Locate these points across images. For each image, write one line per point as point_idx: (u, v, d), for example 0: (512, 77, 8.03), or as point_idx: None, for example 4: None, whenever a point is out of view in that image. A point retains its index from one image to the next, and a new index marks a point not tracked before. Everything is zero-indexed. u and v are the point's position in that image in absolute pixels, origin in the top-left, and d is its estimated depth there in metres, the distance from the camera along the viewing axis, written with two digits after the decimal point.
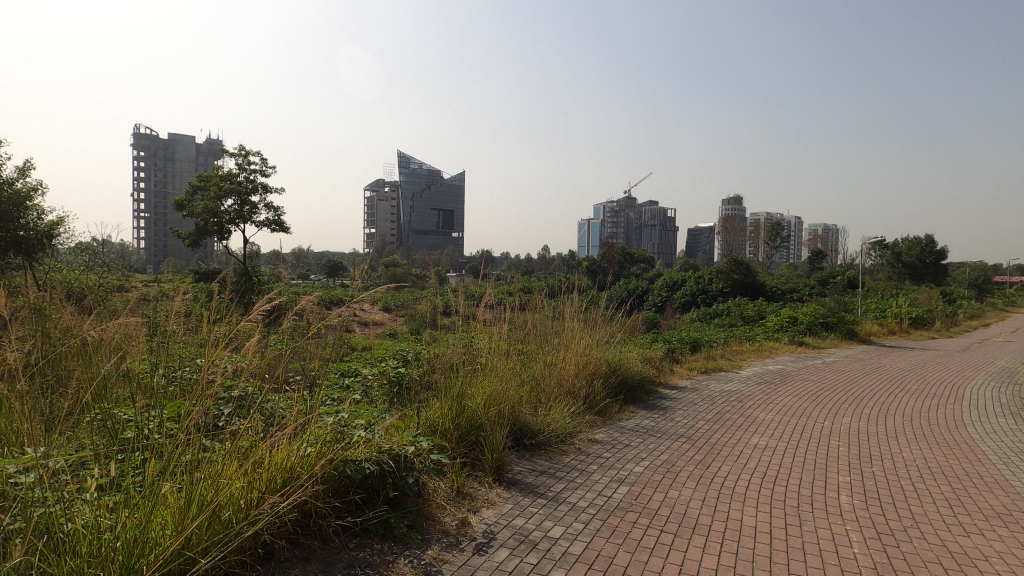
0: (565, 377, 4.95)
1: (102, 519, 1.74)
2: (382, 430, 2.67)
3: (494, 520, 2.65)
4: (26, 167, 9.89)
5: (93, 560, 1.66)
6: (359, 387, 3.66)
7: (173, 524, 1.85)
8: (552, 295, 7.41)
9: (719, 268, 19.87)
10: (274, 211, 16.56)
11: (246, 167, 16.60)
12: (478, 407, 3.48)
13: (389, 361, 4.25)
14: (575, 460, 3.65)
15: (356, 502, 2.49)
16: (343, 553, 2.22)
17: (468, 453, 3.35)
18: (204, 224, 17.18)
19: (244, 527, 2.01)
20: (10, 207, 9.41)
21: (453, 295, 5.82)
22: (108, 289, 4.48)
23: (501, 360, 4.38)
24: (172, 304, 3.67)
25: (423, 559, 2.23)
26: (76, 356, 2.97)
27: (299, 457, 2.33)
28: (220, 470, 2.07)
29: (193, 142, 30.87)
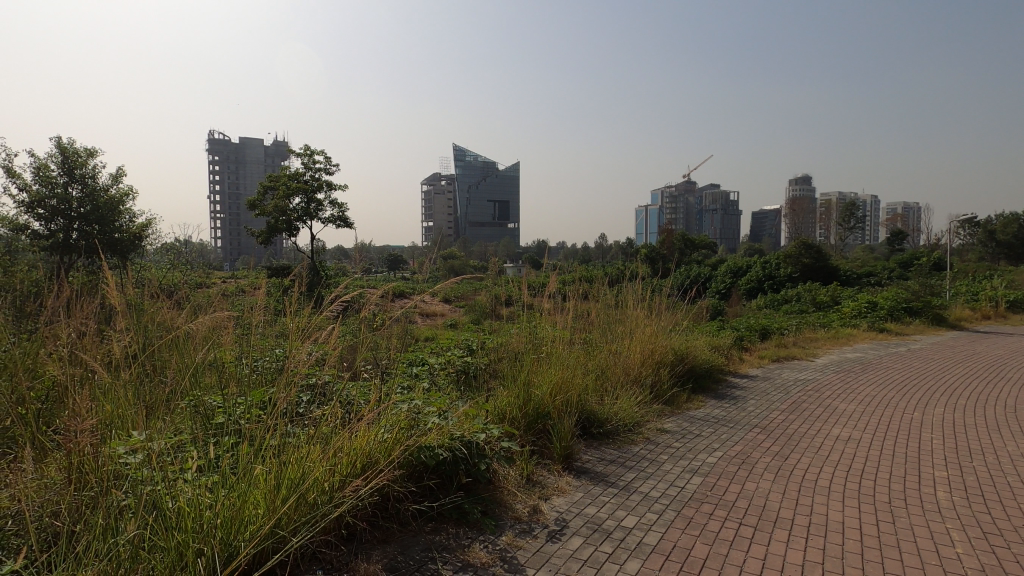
0: (631, 366, 4.85)
1: (202, 498, 1.86)
2: (454, 418, 2.70)
3: (566, 508, 2.64)
4: (119, 175, 10.73)
5: (197, 535, 1.76)
6: (428, 375, 3.74)
7: (265, 504, 1.94)
8: (613, 283, 7.32)
9: (788, 252, 18.95)
10: (339, 207, 17.16)
11: (312, 166, 17.27)
12: (546, 396, 3.48)
13: (454, 350, 4.32)
14: (644, 450, 3.58)
15: (430, 488, 2.55)
16: (420, 537, 2.28)
17: (537, 441, 3.36)
18: (275, 223, 18.05)
19: (329, 509, 2.09)
20: (106, 212, 10.23)
21: (514, 285, 5.85)
22: (195, 286, 4.80)
23: (566, 348, 4.36)
24: (251, 299, 3.89)
25: (497, 544, 2.25)
26: (171, 348, 3.19)
27: (377, 443, 2.40)
28: (305, 454, 2.16)
29: (262, 145, 32.51)
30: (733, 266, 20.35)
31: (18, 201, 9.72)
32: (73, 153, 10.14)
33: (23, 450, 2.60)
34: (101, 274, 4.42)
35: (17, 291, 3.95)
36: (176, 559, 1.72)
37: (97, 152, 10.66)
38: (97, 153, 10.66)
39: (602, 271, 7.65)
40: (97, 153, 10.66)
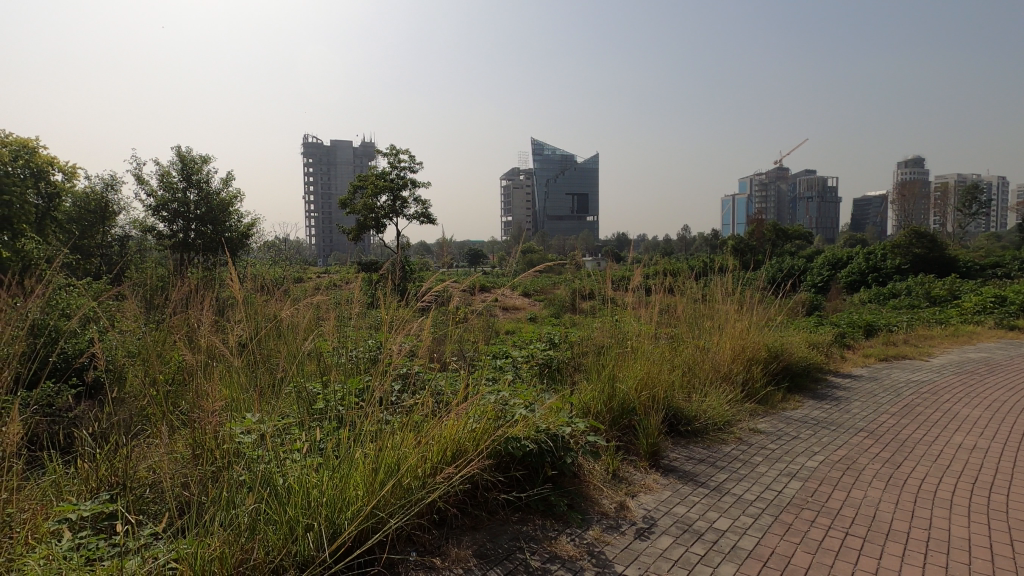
0: (721, 362, 4.64)
1: (309, 477, 1.99)
2: (540, 410, 2.71)
3: (654, 506, 2.58)
4: (228, 179, 11.70)
5: (306, 512, 1.90)
6: (512, 367, 3.79)
7: (365, 486, 2.05)
8: (699, 276, 7.04)
9: (897, 242, 17.34)
10: (422, 204, 17.72)
11: (397, 165, 17.93)
12: (631, 391, 3.43)
13: (537, 343, 4.34)
14: (736, 450, 3.43)
15: (517, 478, 2.58)
16: (508, 526, 2.32)
17: (622, 437, 3.31)
18: (363, 221, 18.92)
19: (422, 494, 2.17)
20: (218, 214, 11.20)
21: (596, 278, 5.78)
22: (295, 281, 5.15)
23: (651, 343, 4.24)
24: (345, 293, 4.12)
25: (585, 538, 2.24)
26: (277, 338, 3.46)
27: (466, 432, 2.47)
28: (399, 442, 2.25)
29: (351, 147, 34.18)
30: (832, 257, 18.92)
31: (147, 205, 10.89)
32: (193, 161, 11.14)
33: (156, 427, 2.91)
34: (215, 270, 4.86)
35: (147, 287, 4.43)
36: (288, 532, 1.85)
37: (209, 159, 11.67)
38: (210, 159, 11.68)
39: (687, 264, 7.37)
40: (210, 159, 11.67)
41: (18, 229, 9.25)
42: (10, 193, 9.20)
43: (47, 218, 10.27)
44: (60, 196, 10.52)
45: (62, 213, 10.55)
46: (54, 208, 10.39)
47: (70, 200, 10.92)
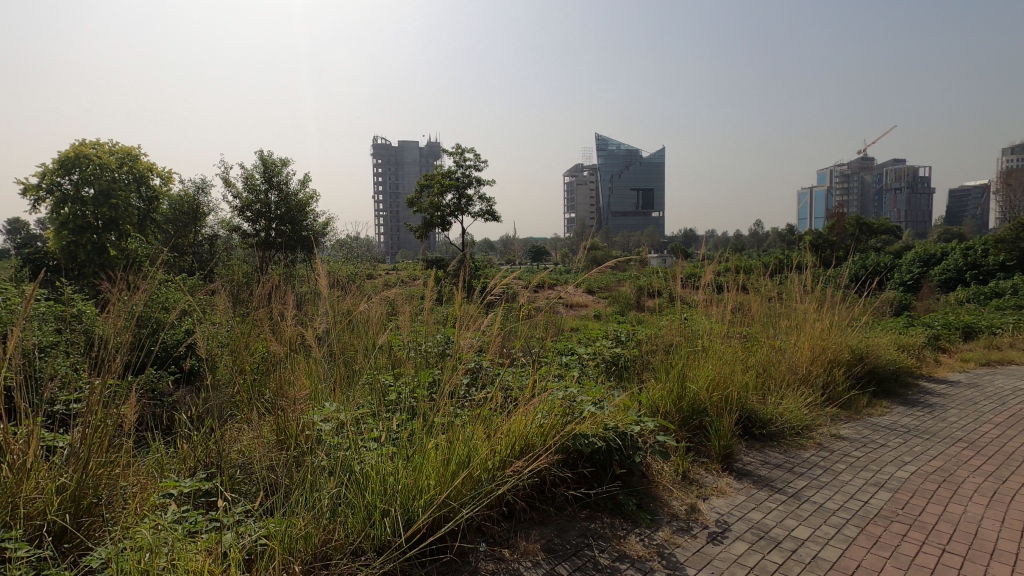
0: (799, 363, 4.41)
1: (385, 465, 2.07)
2: (608, 407, 2.68)
3: (727, 510, 2.49)
4: (305, 180, 12.33)
5: (382, 497, 1.97)
6: (578, 364, 3.78)
7: (436, 476, 2.10)
8: (774, 274, 6.72)
9: (1001, 236, 15.79)
10: (487, 202, 17.92)
11: (463, 164, 18.22)
12: (702, 391, 3.34)
13: (603, 341, 4.30)
14: (816, 456, 3.25)
15: (585, 475, 2.57)
16: (576, 522, 2.32)
17: (692, 438, 3.23)
18: (430, 219, 19.33)
19: (492, 487, 2.20)
20: (296, 213, 11.82)
21: (664, 276, 5.64)
22: (367, 278, 5.37)
23: (723, 342, 4.09)
24: (415, 289, 4.24)
25: (654, 539, 2.20)
26: (353, 332, 3.63)
27: (534, 427, 2.48)
28: (470, 434, 2.30)
29: (418, 147, 35.07)
30: (924, 253, 17.49)
31: (233, 206, 11.66)
32: (274, 164, 11.78)
33: (245, 413, 3.13)
34: (295, 268, 5.14)
35: (235, 283, 4.75)
36: (366, 517, 1.93)
37: (288, 161, 12.33)
38: (288, 162, 12.34)
39: (762, 261, 7.05)
40: (288, 162, 12.33)
41: (123, 230, 10.16)
42: (116, 197, 10.11)
43: (147, 220, 11.22)
44: (158, 199, 11.48)
45: (160, 215, 11.50)
46: (153, 211, 11.35)
47: (167, 203, 11.88)
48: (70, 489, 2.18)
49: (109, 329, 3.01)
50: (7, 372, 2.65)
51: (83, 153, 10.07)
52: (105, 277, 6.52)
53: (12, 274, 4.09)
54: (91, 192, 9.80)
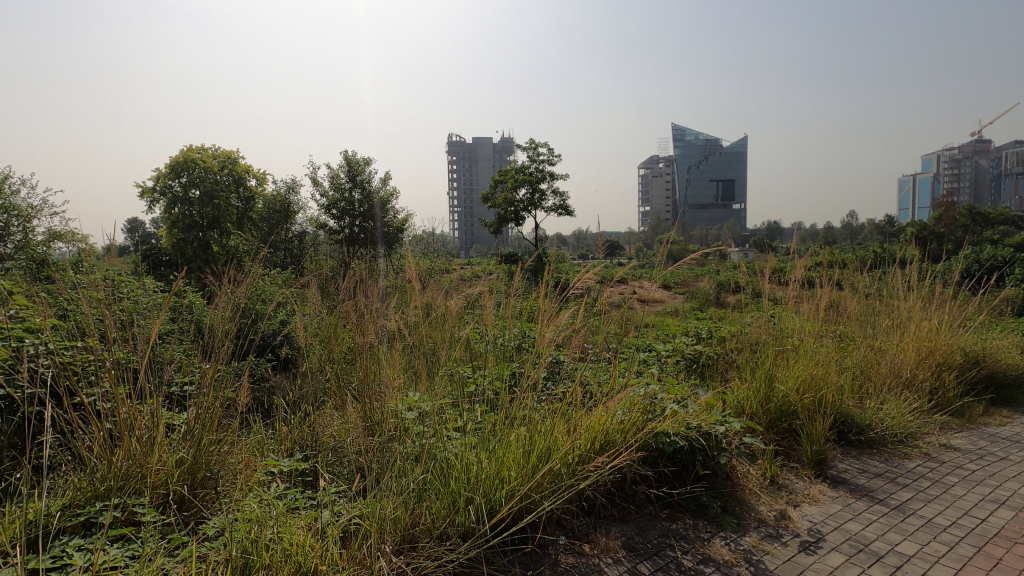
0: (902, 365, 4.07)
1: (467, 455, 2.13)
2: (692, 406, 2.60)
3: (821, 519, 2.35)
4: (385, 178, 12.83)
5: (466, 486, 2.02)
6: (657, 361, 3.69)
7: (518, 468, 2.13)
8: (873, 269, 6.22)
9: None
10: (560, 196, 17.86)
11: (536, 158, 18.24)
12: (792, 393, 3.17)
13: (682, 338, 4.17)
14: (922, 467, 2.99)
15: (666, 474, 2.52)
16: (656, 522, 2.28)
17: (781, 441, 3.07)
18: (504, 214, 19.52)
19: (572, 481, 2.21)
20: (377, 210, 12.34)
21: (748, 271, 5.39)
22: (444, 272, 5.51)
23: (815, 341, 3.85)
24: (492, 284, 4.31)
25: (741, 544, 2.12)
26: (433, 325, 3.74)
27: (614, 423, 2.46)
28: (550, 428, 2.32)
29: (492, 144, 35.51)
30: None
31: (321, 205, 12.34)
32: (357, 163, 12.33)
33: (335, 400, 3.33)
34: (378, 262, 5.38)
35: (324, 277, 5.04)
36: (450, 504, 2.00)
37: (369, 160, 12.89)
38: (370, 161, 12.89)
39: (858, 255, 6.55)
40: (370, 161, 12.89)
41: (224, 228, 11.03)
42: (218, 198, 10.98)
43: (245, 219, 12.12)
44: (254, 199, 12.39)
45: (255, 213, 12.42)
46: (250, 210, 12.26)
47: (261, 202, 12.79)
48: (187, 463, 2.41)
49: (217, 319, 3.29)
50: (134, 357, 2.96)
51: (190, 158, 10.99)
52: (210, 271, 7.11)
53: (135, 269, 4.56)
54: (197, 194, 10.69)
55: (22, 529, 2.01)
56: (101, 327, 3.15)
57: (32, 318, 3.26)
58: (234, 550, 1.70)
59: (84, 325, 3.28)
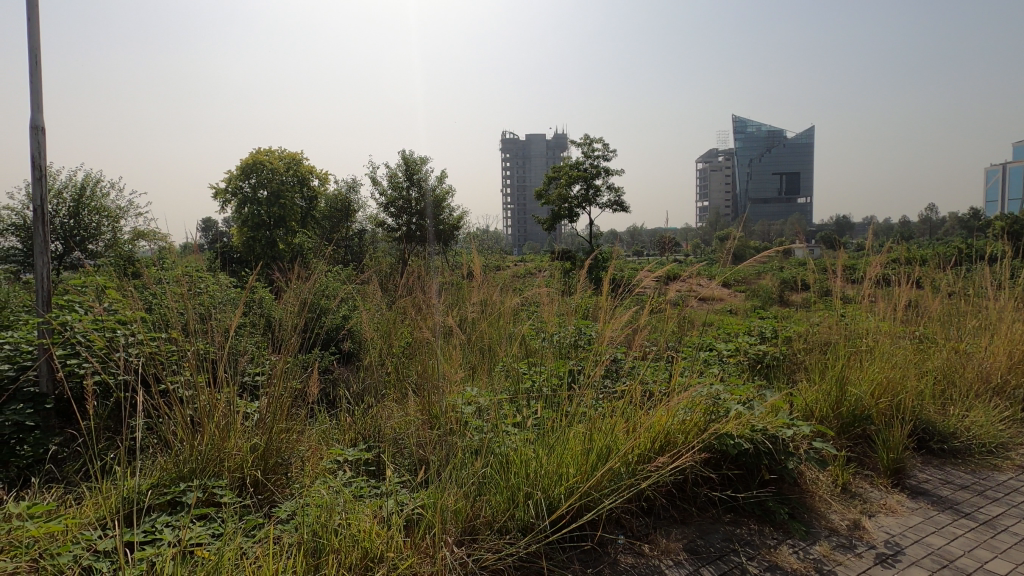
0: (991, 370, 3.77)
1: (527, 451, 2.13)
2: (758, 408, 2.51)
3: (899, 531, 2.22)
4: (441, 176, 13.05)
5: (525, 482, 2.03)
6: (719, 360, 3.58)
7: (577, 465, 2.11)
8: (959, 266, 5.77)
9: None
10: (615, 191, 17.62)
11: (591, 154, 18.04)
12: (866, 397, 3.00)
13: (746, 337, 4.02)
14: (1015, 481, 2.76)
15: (730, 477, 2.45)
16: (719, 525, 2.21)
17: (854, 447, 2.92)
18: (558, 210, 19.44)
19: (632, 480, 2.18)
20: (433, 208, 12.58)
21: (816, 268, 5.14)
22: (500, 269, 5.56)
23: (891, 342, 3.63)
24: (548, 281, 4.31)
25: (811, 553, 2.02)
26: (490, 321, 3.78)
27: (675, 423, 2.41)
28: (609, 427, 2.29)
29: (545, 141, 35.41)
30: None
31: (380, 203, 12.72)
32: (414, 162, 12.61)
33: (395, 393, 3.42)
34: (436, 259, 5.49)
35: (385, 274, 5.18)
36: (509, 499, 2.02)
37: (426, 159, 13.15)
38: (426, 160, 13.15)
39: (942, 252, 6.10)
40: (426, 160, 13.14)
41: (290, 226, 11.55)
42: (284, 198, 11.52)
43: (309, 217, 12.65)
44: (317, 198, 12.90)
45: (318, 212, 12.94)
46: (313, 209, 12.78)
47: (324, 202, 13.31)
48: (261, 449, 2.54)
49: (287, 313, 3.46)
50: (213, 348, 3.15)
51: (258, 159, 11.58)
52: (278, 267, 7.48)
53: (212, 266, 4.85)
54: (265, 194, 11.25)
55: (118, 504, 2.19)
56: (183, 319, 3.37)
57: (123, 311, 3.53)
58: (306, 534, 1.79)
59: (167, 318, 3.53)
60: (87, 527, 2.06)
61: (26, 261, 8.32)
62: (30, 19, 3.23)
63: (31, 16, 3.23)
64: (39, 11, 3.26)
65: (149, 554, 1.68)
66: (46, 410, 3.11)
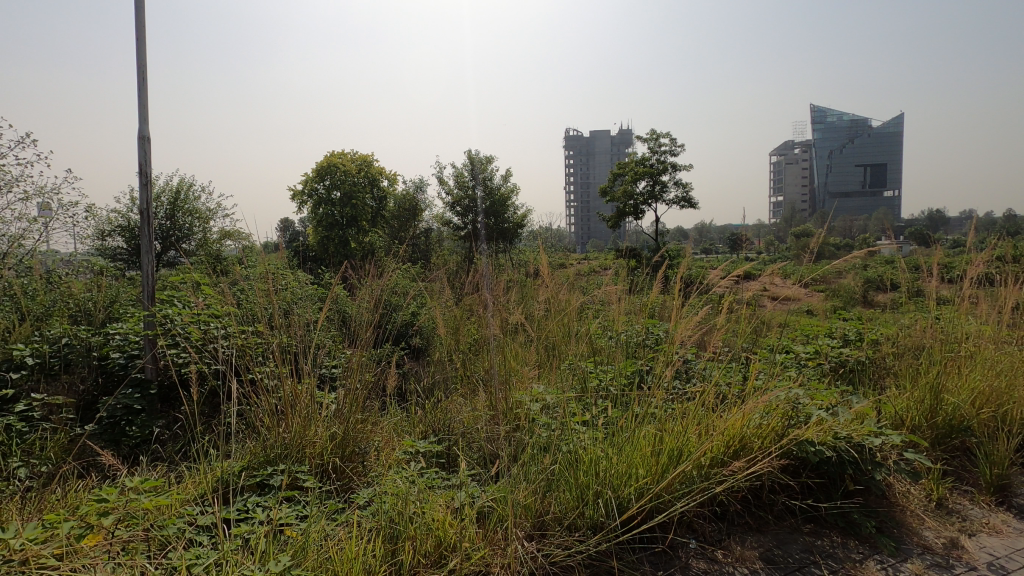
0: None
1: (596, 449, 2.13)
2: (842, 414, 2.37)
3: (1005, 553, 2.03)
4: (506, 175, 13.16)
5: (594, 481, 2.03)
6: (797, 363, 3.42)
7: (647, 466, 2.08)
8: None
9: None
10: (684, 187, 17.12)
11: (657, 149, 17.60)
12: (965, 407, 2.76)
13: (826, 340, 3.81)
14: None
15: (810, 486, 2.34)
16: (798, 536, 2.12)
17: (950, 460, 2.70)
18: (623, 207, 19.13)
19: (705, 484, 2.13)
20: (498, 207, 12.73)
21: (906, 266, 4.79)
22: (565, 267, 5.54)
23: (995, 347, 3.32)
24: (614, 279, 4.26)
25: (901, 571, 1.89)
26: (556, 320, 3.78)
27: (751, 427, 2.32)
28: (681, 428, 2.25)
29: (610, 137, 34.92)
30: None
31: (446, 202, 13.00)
32: (479, 161, 12.80)
33: (463, 389, 3.50)
34: (502, 257, 5.56)
35: (452, 272, 5.30)
36: (578, 497, 2.02)
37: (491, 158, 13.30)
38: (491, 159, 13.30)
39: None
40: (491, 159, 13.29)
41: (361, 226, 12.04)
42: (356, 198, 12.00)
43: (379, 216, 13.12)
44: (387, 199, 13.35)
45: (388, 212, 13.40)
46: (383, 209, 13.24)
47: (393, 202, 13.76)
48: (339, 438, 2.67)
49: (361, 310, 3.62)
50: (295, 342, 3.35)
51: (332, 162, 12.14)
52: (351, 265, 7.82)
53: (292, 264, 5.15)
54: (338, 195, 11.81)
55: (215, 483, 2.37)
56: (268, 314, 3.60)
57: (215, 306, 3.81)
58: (383, 519, 1.87)
59: (255, 312, 3.78)
60: (189, 502, 2.26)
61: (131, 258, 9.16)
62: (139, 40, 3.55)
63: (139, 37, 3.55)
64: (146, 32, 3.57)
65: (245, 531, 1.82)
66: (151, 394, 3.41)
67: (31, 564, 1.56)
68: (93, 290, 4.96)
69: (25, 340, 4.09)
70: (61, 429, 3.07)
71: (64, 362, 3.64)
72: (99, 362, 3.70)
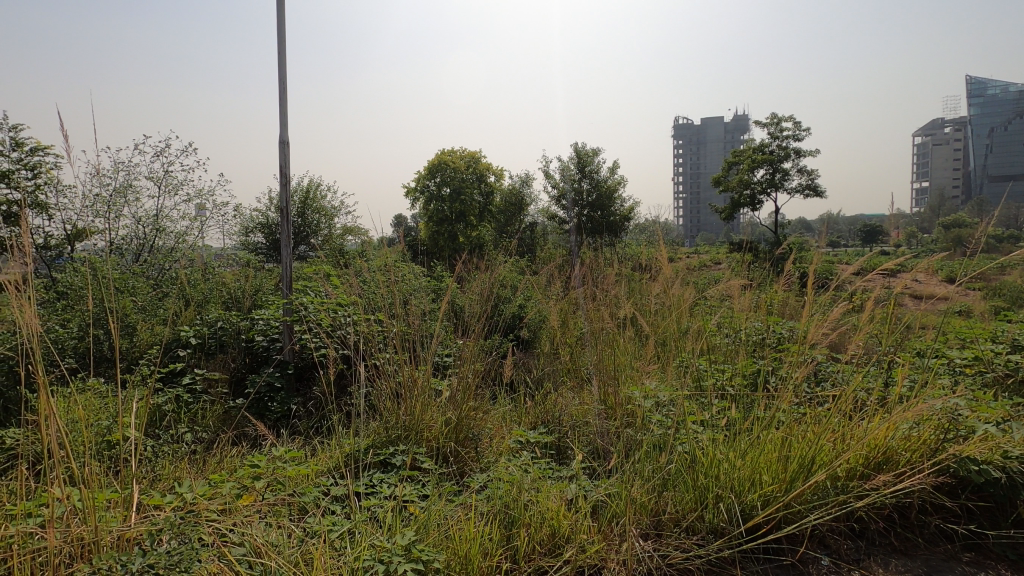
0: None
1: (718, 450, 2.03)
2: (1014, 430, 2.06)
3: None
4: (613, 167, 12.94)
5: (715, 483, 1.93)
6: (950, 369, 3.02)
7: (775, 472, 1.94)
8: None
9: None
10: (809, 174, 15.79)
11: (779, 133, 16.33)
12: None
13: (988, 344, 3.33)
14: None
15: (970, 510, 2.06)
16: (956, 563, 1.87)
17: None
18: (739, 198, 18.06)
19: (840, 497, 1.96)
20: (604, 200, 12.56)
21: None
22: (676, 261, 5.35)
23: None
24: (731, 273, 4.03)
25: None
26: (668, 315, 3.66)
27: (898, 439, 2.09)
28: (813, 434, 2.08)
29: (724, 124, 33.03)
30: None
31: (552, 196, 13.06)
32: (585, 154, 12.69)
33: (571, 382, 3.51)
34: (610, 251, 5.49)
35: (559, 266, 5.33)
36: (697, 499, 1.94)
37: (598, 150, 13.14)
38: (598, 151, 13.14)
39: None
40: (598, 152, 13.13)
41: (470, 220, 12.47)
42: (464, 194, 12.42)
43: (486, 212, 13.48)
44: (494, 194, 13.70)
45: (495, 207, 13.72)
46: (490, 204, 13.60)
47: (500, 197, 14.07)
48: (453, 423, 2.78)
49: (474, 302, 3.75)
50: (413, 331, 3.55)
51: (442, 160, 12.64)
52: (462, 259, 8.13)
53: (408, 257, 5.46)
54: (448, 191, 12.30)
55: (346, 458, 2.57)
56: (388, 304, 3.85)
57: (343, 295, 4.14)
58: (498, 504, 1.92)
59: (376, 302, 4.05)
60: (325, 473, 2.48)
61: (270, 252, 10.22)
62: (280, 54, 3.92)
63: (280, 52, 3.92)
64: (285, 47, 3.94)
65: (373, 504, 1.95)
66: (289, 373, 3.79)
67: (201, 516, 1.79)
68: (241, 280, 5.60)
69: (189, 322, 4.71)
70: (218, 402, 3.51)
71: (219, 343, 4.14)
72: (247, 344, 4.17)
